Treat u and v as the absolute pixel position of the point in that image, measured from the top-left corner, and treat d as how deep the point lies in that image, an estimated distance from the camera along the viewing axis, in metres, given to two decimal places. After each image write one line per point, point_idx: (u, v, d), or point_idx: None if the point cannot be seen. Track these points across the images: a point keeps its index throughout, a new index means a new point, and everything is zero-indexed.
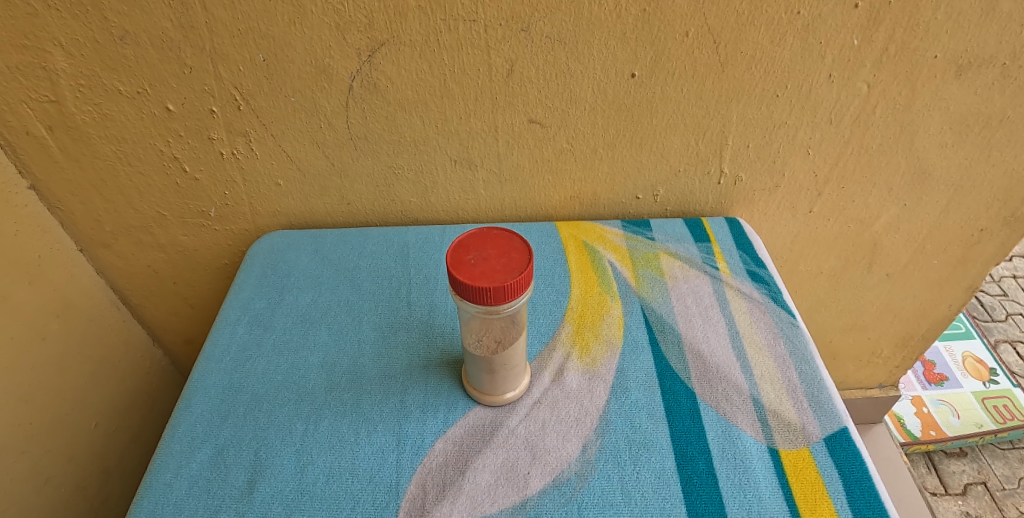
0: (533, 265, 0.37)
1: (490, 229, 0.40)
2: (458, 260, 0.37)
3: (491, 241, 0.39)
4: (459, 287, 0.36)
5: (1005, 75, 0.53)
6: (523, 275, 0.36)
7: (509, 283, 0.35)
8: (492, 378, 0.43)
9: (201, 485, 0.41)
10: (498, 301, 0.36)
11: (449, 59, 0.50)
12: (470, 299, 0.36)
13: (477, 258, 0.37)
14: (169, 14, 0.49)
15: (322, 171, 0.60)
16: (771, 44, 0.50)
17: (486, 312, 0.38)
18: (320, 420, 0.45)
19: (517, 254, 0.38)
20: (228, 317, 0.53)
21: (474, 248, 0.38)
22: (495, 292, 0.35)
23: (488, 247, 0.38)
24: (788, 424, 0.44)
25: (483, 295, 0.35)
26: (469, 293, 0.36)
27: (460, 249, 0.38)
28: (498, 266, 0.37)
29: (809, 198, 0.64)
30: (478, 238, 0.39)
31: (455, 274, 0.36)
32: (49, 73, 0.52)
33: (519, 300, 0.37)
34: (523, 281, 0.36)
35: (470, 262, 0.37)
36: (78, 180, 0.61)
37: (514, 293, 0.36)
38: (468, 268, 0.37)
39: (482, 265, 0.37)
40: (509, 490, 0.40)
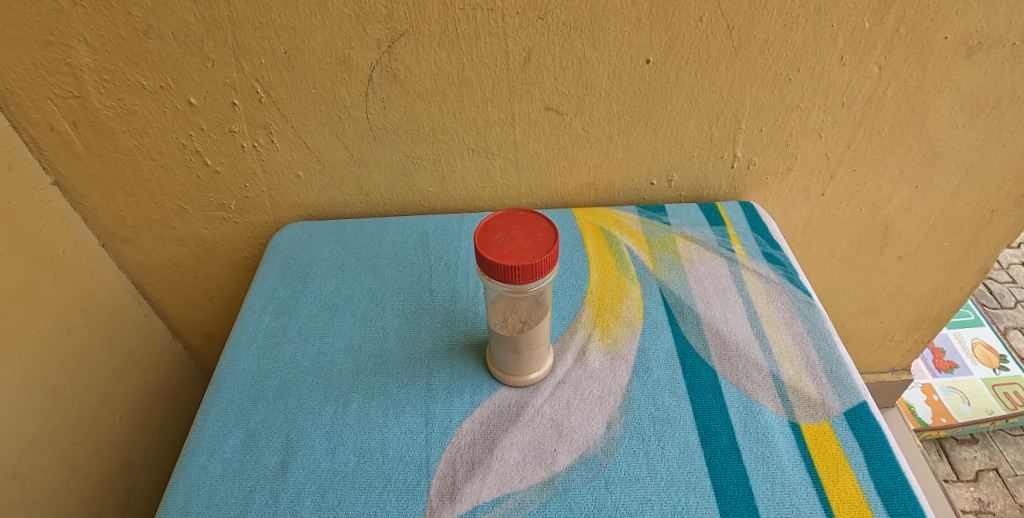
0: (559, 244, 0.38)
1: (515, 211, 0.40)
2: (486, 240, 0.38)
3: (517, 222, 0.39)
4: (487, 266, 0.37)
5: (1015, 55, 0.54)
6: (550, 254, 0.37)
7: (537, 261, 0.36)
8: (518, 358, 0.44)
9: (235, 467, 0.42)
10: (527, 279, 0.37)
11: (467, 48, 0.51)
12: (499, 278, 0.37)
13: (503, 238, 0.38)
14: (192, 8, 0.50)
15: (341, 161, 0.61)
16: (784, 28, 0.51)
17: (515, 291, 0.39)
18: (348, 403, 0.46)
19: (543, 233, 0.38)
20: (254, 306, 0.55)
21: (500, 228, 0.39)
22: (525, 270, 0.36)
23: (515, 228, 0.39)
24: (808, 399, 0.45)
25: (512, 273, 0.36)
26: (498, 271, 0.36)
27: (487, 229, 0.39)
28: (525, 245, 0.38)
29: (822, 181, 0.64)
30: (504, 219, 0.40)
31: (484, 254, 0.37)
32: (74, 69, 0.53)
33: (545, 279, 0.38)
34: (551, 259, 0.37)
35: (497, 242, 0.38)
36: (101, 175, 0.62)
37: (541, 271, 0.37)
38: (496, 247, 0.37)
39: (510, 244, 0.38)
40: (537, 467, 0.41)
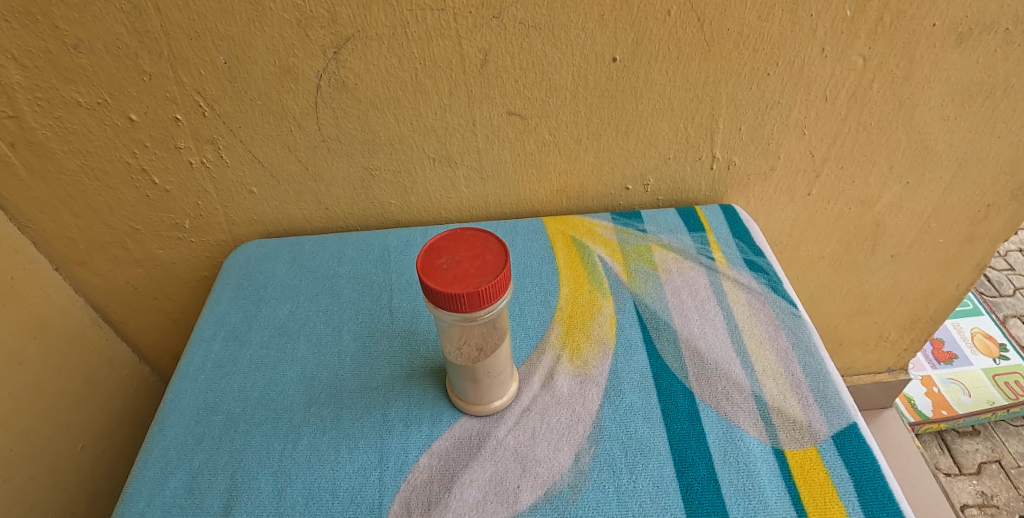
0: (509, 266, 0.34)
1: (463, 229, 0.37)
2: (430, 265, 0.35)
3: (466, 243, 0.36)
4: (430, 294, 0.33)
5: (1008, 41, 0.50)
6: (499, 278, 0.33)
7: (484, 288, 0.33)
8: (478, 387, 0.41)
9: (174, 514, 0.39)
10: (474, 307, 0.33)
11: (420, 52, 0.48)
12: (444, 307, 0.33)
13: (449, 262, 0.35)
14: (123, 20, 0.47)
15: (296, 176, 0.57)
16: (759, 20, 0.47)
17: (463, 319, 0.35)
18: (298, 439, 0.43)
19: (492, 254, 0.35)
20: (203, 333, 0.51)
21: (446, 250, 0.36)
22: (471, 298, 0.33)
23: (462, 249, 0.36)
24: (793, 422, 0.41)
25: (456, 302, 0.33)
26: (442, 300, 0.33)
27: (431, 252, 0.35)
28: (472, 269, 0.34)
29: (807, 180, 0.61)
30: (451, 239, 0.36)
31: (426, 281, 0.33)
32: (4, 87, 0.50)
33: (497, 305, 0.35)
34: (501, 284, 0.34)
35: (442, 267, 0.35)
36: (46, 198, 0.59)
37: (490, 298, 0.33)
38: (440, 273, 0.34)
39: (455, 269, 0.34)
40: (498, 506, 0.38)
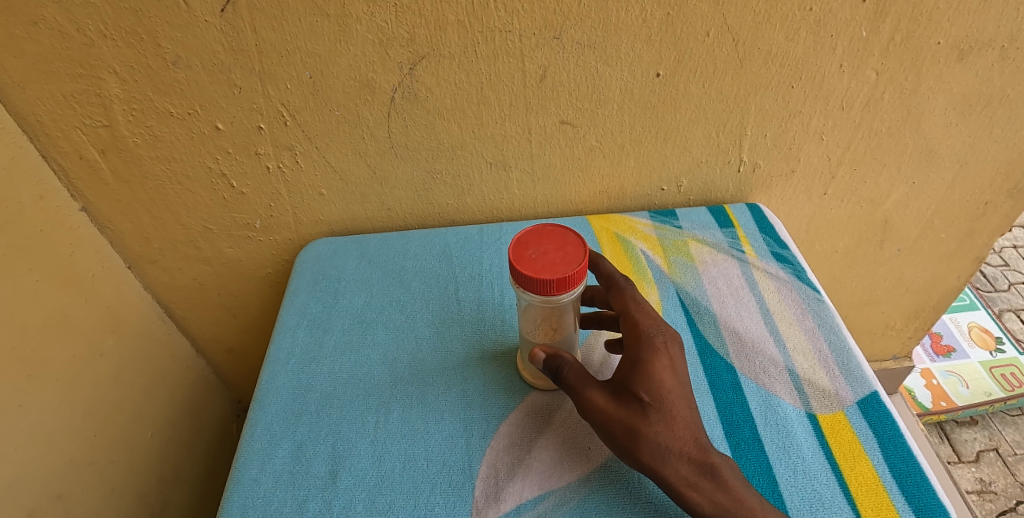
0: (588, 257, 0.40)
1: (544, 226, 0.43)
2: (520, 256, 0.40)
3: (549, 237, 0.42)
4: (523, 280, 0.39)
5: (1003, 57, 0.57)
6: (582, 267, 0.39)
7: (570, 274, 0.39)
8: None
9: (286, 478, 0.44)
10: (559, 291, 0.39)
11: (486, 68, 0.54)
12: (534, 291, 0.39)
13: (537, 253, 0.41)
14: (220, 39, 0.52)
15: (364, 180, 0.63)
16: (786, 40, 0.54)
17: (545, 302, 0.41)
18: (389, 412, 0.48)
19: (573, 247, 0.41)
20: (288, 322, 0.57)
21: (532, 243, 0.41)
22: (559, 283, 0.38)
23: (546, 243, 0.41)
24: (823, 391, 0.48)
25: (546, 286, 0.39)
26: (533, 285, 0.39)
27: (520, 245, 0.41)
28: (557, 259, 0.40)
29: (824, 180, 0.67)
30: (535, 234, 0.42)
31: (520, 269, 0.39)
32: (103, 99, 0.56)
33: (575, 291, 0.41)
34: (582, 272, 0.40)
35: (531, 257, 0.40)
36: (128, 200, 0.65)
37: (573, 284, 0.39)
38: (530, 262, 0.40)
39: (543, 259, 0.40)
40: (574, 465, 0.43)
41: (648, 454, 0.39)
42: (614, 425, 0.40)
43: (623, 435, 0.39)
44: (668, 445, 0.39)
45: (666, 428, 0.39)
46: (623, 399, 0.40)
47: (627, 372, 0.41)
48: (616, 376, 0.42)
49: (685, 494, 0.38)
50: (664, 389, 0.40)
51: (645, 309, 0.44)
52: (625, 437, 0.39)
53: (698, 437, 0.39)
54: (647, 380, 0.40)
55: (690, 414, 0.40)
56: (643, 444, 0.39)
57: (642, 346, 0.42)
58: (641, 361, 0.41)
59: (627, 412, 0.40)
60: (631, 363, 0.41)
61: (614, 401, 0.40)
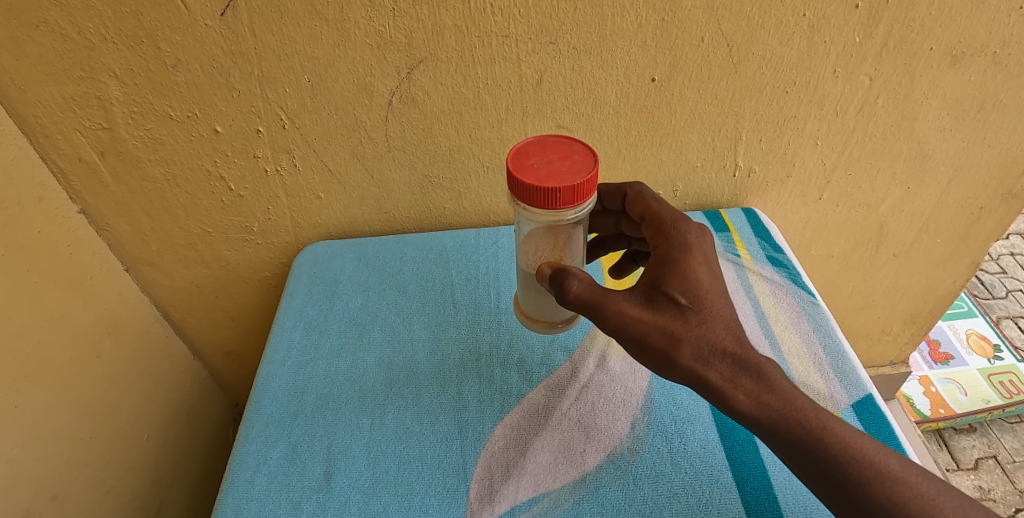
0: (596, 167, 0.40)
1: (547, 139, 0.44)
2: (522, 165, 0.41)
3: (552, 147, 0.43)
4: (527, 190, 0.39)
5: (994, 63, 0.58)
6: (589, 176, 0.39)
7: (577, 183, 0.39)
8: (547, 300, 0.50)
9: (281, 480, 0.44)
10: (566, 204, 0.39)
11: (483, 72, 0.54)
12: (539, 202, 0.39)
13: (540, 162, 0.41)
14: (220, 42, 0.52)
15: (362, 183, 0.64)
16: (780, 45, 0.54)
17: (552, 220, 0.41)
18: (384, 414, 0.48)
19: (578, 157, 0.42)
20: (284, 324, 0.57)
21: (535, 154, 0.42)
22: (565, 193, 0.39)
23: (550, 154, 0.42)
24: (818, 394, 0.48)
25: (552, 196, 0.39)
26: (538, 195, 0.39)
27: (522, 156, 0.42)
28: (562, 168, 0.40)
29: (819, 185, 0.68)
30: (538, 146, 0.43)
31: (523, 176, 0.39)
32: (103, 102, 0.56)
33: (582, 205, 0.41)
34: (590, 183, 0.40)
35: (534, 166, 0.41)
36: (127, 203, 0.65)
37: (580, 193, 0.39)
38: (533, 171, 0.40)
39: (546, 167, 0.41)
40: (568, 467, 0.43)
41: (690, 356, 0.38)
42: (649, 331, 0.39)
43: (662, 339, 0.38)
44: (709, 343, 0.38)
45: (707, 330, 0.38)
46: (658, 304, 0.39)
47: (660, 277, 0.40)
48: (644, 279, 0.41)
49: (729, 395, 0.38)
50: (699, 286, 0.40)
51: (666, 209, 0.46)
52: (663, 340, 0.38)
53: (739, 336, 0.39)
54: (682, 280, 0.40)
55: (728, 311, 0.39)
56: (684, 346, 0.38)
57: (672, 246, 0.42)
58: (673, 259, 0.41)
59: (662, 314, 0.39)
60: (664, 266, 0.41)
61: (648, 309, 0.39)
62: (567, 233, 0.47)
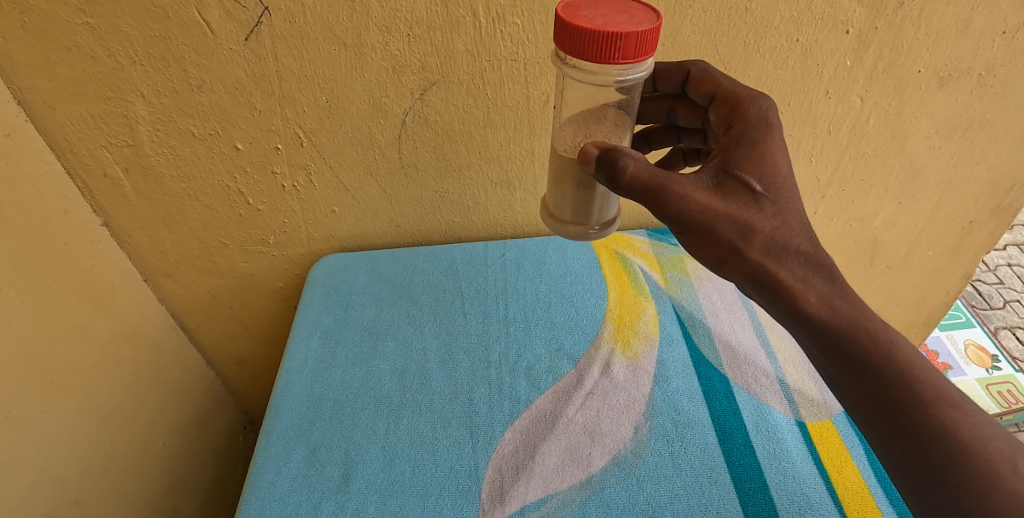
0: (657, 22, 0.37)
1: None
2: (576, 15, 0.38)
3: (608, 5, 0.39)
4: (584, 42, 0.36)
5: (980, 84, 0.61)
6: (651, 27, 0.36)
7: (640, 32, 0.36)
8: (589, 198, 0.46)
9: (301, 482, 0.47)
10: (626, 55, 0.36)
11: (493, 93, 0.58)
12: (595, 55, 0.36)
13: (594, 14, 0.38)
14: (244, 65, 0.55)
15: (375, 197, 0.67)
16: (775, 68, 0.57)
17: (602, 80, 0.39)
18: (399, 419, 0.51)
19: (637, 13, 0.39)
20: (301, 334, 0.59)
21: (588, 8, 0.39)
22: (625, 44, 0.35)
23: (605, 9, 0.39)
24: (812, 400, 0.50)
25: (612, 46, 0.36)
26: (595, 45, 0.36)
27: (574, 9, 0.39)
28: (621, 20, 0.37)
29: (814, 200, 0.70)
30: (591, 2, 0.40)
31: (579, 22, 0.36)
32: (129, 120, 0.58)
33: (640, 59, 0.38)
34: (652, 36, 0.37)
35: (588, 16, 0.38)
36: (148, 216, 0.67)
37: (640, 48, 0.36)
38: (588, 20, 0.37)
39: (602, 18, 0.38)
40: (575, 469, 0.46)
41: (760, 249, 0.38)
42: (719, 219, 0.38)
43: (733, 228, 0.38)
44: (781, 237, 0.38)
45: (781, 223, 0.38)
46: (731, 191, 0.38)
47: (735, 162, 0.39)
48: (713, 163, 0.40)
49: (797, 291, 0.39)
50: (776, 173, 0.39)
51: (738, 85, 0.44)
52: (733, 230, 0.38)
53: (811, 236, 0.39)
54: (758, 167, 0.39)
55: (800, 204, 0.39)
56: (755, 235, 0.38)
57: (749, 126, 0.41)
58: (750, 141, 0.40)
59: (735, 202, 0.38)
60: (739, 151, 0.40)
61: (719, 195, 0.38)
62: (615, 109, 0.45)
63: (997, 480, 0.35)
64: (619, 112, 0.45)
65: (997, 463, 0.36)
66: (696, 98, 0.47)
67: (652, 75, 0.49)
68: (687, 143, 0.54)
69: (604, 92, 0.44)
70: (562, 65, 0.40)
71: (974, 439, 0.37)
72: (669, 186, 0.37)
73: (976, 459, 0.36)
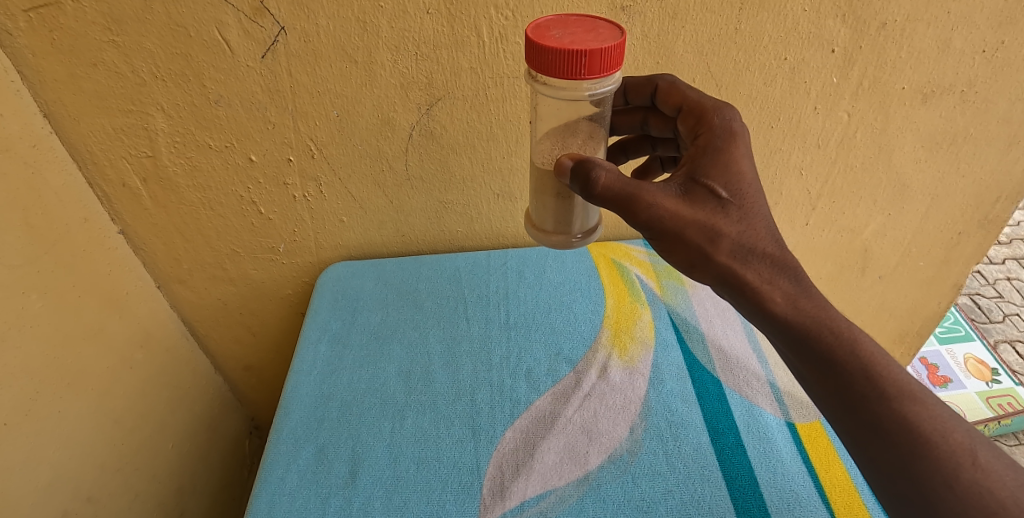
0: (621, 38, 0.40)
1: (569, 18, 0.43)
2: (544, 35, 0.41)
3: (575, 24, 0.42)
4: (552, 61, 0.39)
5: (963, 100, 0.64)
6: (615, 43, 0.39)
7: (604, 48, 0.38)
8: (568, 207, 0.48)
9: (310, 477, 0.49)
10: (592, 70, 0.39)
11: (495, 109, 0.61)
12: (563, 71, 0.39)
13: (562, 34, 0.41)
14: (259, 81, 0.58)
15: (381, 208, 0.70)
16: (765, 85, 0.60)
17: (572, 95, 0.42)
18: (404, 419, 0.53)
19: (603, 31, 0.41)
20: (310, 338, 0.62)
21: (556, 29, 0.42)
22: (590, 60, 0.38)
23: (572, 29, 0.42)
24: (801, 402, 0.52)
25: (577, 62, 0.38)
26: (562, 62, 0.38)
27: (543, 29, 0.42)
28: (587, 38, 0.40)
29: (805, 212, 0.73)
30: (560, 23, 0.43)
31: (546, 41, 0.39)
32: (149, 132, 0.61)
33: (607, 73, 0.40)
34: (617, 51, 0.39)
35: (556, 35, 0.41)
36: (163, 224, 0.70)
37: (604, 63, 0.39)
38: (556, 39, 0.40)
39: (569, 37, 0.40)
40: (573, 466, 0.48)
41: (727, 252, 0.41)
42: (688, 225, 0.40)
43: (702, 233, 0.40)
44: (747, 240, 0.41)
45: (746, 227, 0.41)
46: (698, 197, 0.41)
47: (703, 170, 0.42)
48: (682, 172, 0.43)
49: (765, 290, 0.41)
50: (741, 180, 0.42)
51: (704, 97, 0.47)
52: (700, 235, 0.40)
53: (776, 239, 0.42)
54: (723, 174, 0.42)
55: (765, 208, 0.42)
56: (722, 239, 0.40)
57: (715, 135, 0.44)
58: (716, 150, 0.43)
59: (702, 208, 0.40)
60: (706, 159, 0.43)
61: (687, 202, 0.41)
62: (588, 122, 0.47)
63: (958, 471, 0.38)
64: (593, 124, 0.48)
65: (960, 455, 0.39)
66: (666, 110, 0.50)
67: (624, 88, 0.53)
68: (662, 151, 0.57)
69: (575, 108, 0.46)
70: (535, 82, 0.43)
71: (945, 433, 0.39)
72: (638, 197, 0.39)
73: (938, 451, 0.38)
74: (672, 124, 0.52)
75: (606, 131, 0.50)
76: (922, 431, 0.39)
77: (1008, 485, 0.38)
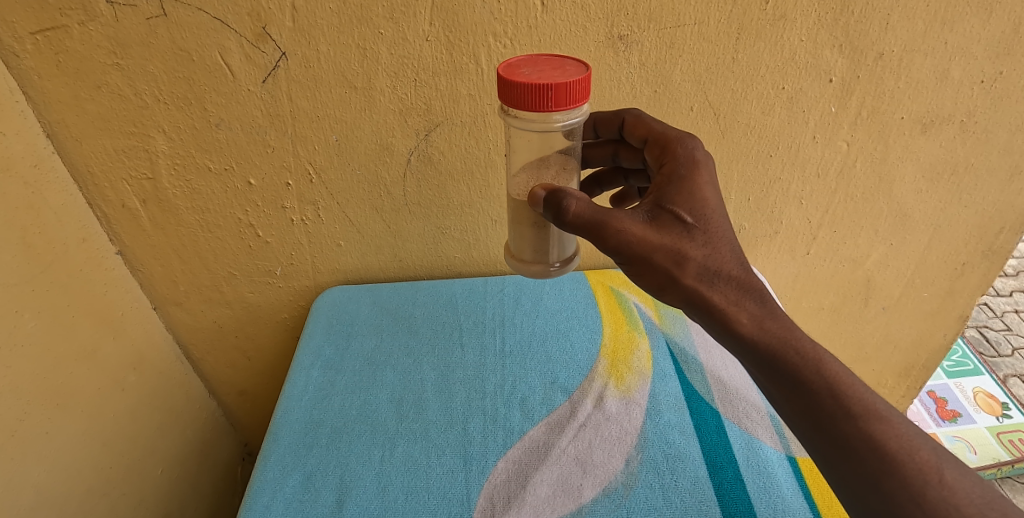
0: (587, 73, 0.41)
1: (539, 57, 0.44)
2: (513, 72, 0.41)
3: (545, 62, 0.43)
4: (520, 96, 0.39)
5: (962, 130, 0.63)
6: (580, 78, 0.39)
7: (570, 82, 0.39)
8: (544, 236, 0.48)
9: (295, 506, 0.47)
10: (559, 103, 0.39)
11: (493, 136, 0.61)
12: (531, 106, 0.39)
13: (531, 71, 0.41)
14: (260, 106, 0.59)
15: (379, 233, 0.70)
16: (763, 114, 0.60)
17: (544, 127, 0.42)
18: (394, 447, 0.51)
19: (571, 68, 0.42)
20: (303, 363, 0.61)
21: (526, 67, 0.42)
22: (556, 94, 0.39)
23: (541, 66, 0.42)
24: None
25: (544, 96, 0.39)
26: (529, 97, 0.39)
27: (513, 68, 0.42)
28: (554, 74, 0.41)
29: (806, 241, 0.72)
30: (530, 61, 0.43)
31: (514, 77, 0.39)
32: (150, 154, 0.61)
33: (574, 107, 0.41)
34: (583, 86, 0.40)
35: (525, 73, 0.41)
36: (162, 246, 0.70)
37: (570, 97, 0.39)
38: (524, 76, 0.40)
39: (537, 74, 0.41)
40: (566, 499, 0.46)
41: (693, 276, 0.40)
42: (654, 251, 0.40)
43: (669, 258, 0.40)
44: (713, 264, 0.40)
45: (711, 251, 0.41)
46: (663, 222, 0.41)
47: (668, 196, 0.42)
48: (649, 199, 0.43)
49: (731, 314, 0.41)
50: (705, 206, 0.41)
51: (669, 127, 0.48)
52: (668, 259, 0.40)
53: (743, 262, 0.41)
54: (688, 200, 0.41)
55: (730, 232, 0.42)
56: (688, 263, 0.40)
57: (678, 164, 0.44)
58: (679, 177, 0.43)
59: (669, 234, 0.40)
60: (671, 185, 0.43)
61: (655, 228, 0.40)
62: (560, 154, 0.48)
63: (925, 488, 0.37)
64: (564, 157, 0.48)
65: (963, 493, 0.38)
66: (633, 142, 0.50)
67: (593, 122, 0.53)
68: (636, 183, 0.57)
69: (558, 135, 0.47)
70: (506, 116, 0.43)
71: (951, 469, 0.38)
72: (606, 223, 0.39)
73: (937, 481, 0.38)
74: (641, 156, 0.52)
75: (579, 162, 0.50)
76: (920, 459, 0.38)
77: (975, 501, 0.37)
